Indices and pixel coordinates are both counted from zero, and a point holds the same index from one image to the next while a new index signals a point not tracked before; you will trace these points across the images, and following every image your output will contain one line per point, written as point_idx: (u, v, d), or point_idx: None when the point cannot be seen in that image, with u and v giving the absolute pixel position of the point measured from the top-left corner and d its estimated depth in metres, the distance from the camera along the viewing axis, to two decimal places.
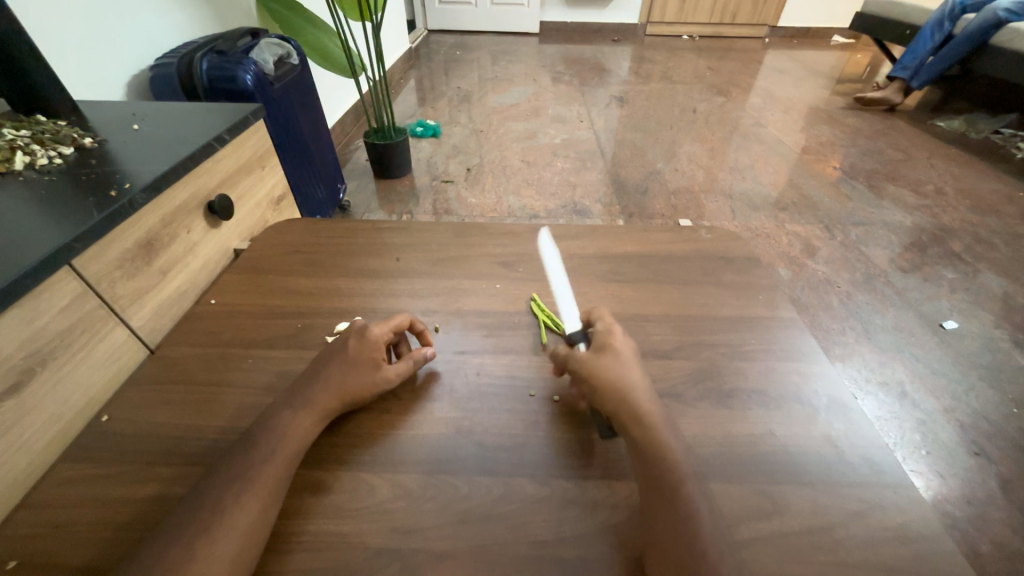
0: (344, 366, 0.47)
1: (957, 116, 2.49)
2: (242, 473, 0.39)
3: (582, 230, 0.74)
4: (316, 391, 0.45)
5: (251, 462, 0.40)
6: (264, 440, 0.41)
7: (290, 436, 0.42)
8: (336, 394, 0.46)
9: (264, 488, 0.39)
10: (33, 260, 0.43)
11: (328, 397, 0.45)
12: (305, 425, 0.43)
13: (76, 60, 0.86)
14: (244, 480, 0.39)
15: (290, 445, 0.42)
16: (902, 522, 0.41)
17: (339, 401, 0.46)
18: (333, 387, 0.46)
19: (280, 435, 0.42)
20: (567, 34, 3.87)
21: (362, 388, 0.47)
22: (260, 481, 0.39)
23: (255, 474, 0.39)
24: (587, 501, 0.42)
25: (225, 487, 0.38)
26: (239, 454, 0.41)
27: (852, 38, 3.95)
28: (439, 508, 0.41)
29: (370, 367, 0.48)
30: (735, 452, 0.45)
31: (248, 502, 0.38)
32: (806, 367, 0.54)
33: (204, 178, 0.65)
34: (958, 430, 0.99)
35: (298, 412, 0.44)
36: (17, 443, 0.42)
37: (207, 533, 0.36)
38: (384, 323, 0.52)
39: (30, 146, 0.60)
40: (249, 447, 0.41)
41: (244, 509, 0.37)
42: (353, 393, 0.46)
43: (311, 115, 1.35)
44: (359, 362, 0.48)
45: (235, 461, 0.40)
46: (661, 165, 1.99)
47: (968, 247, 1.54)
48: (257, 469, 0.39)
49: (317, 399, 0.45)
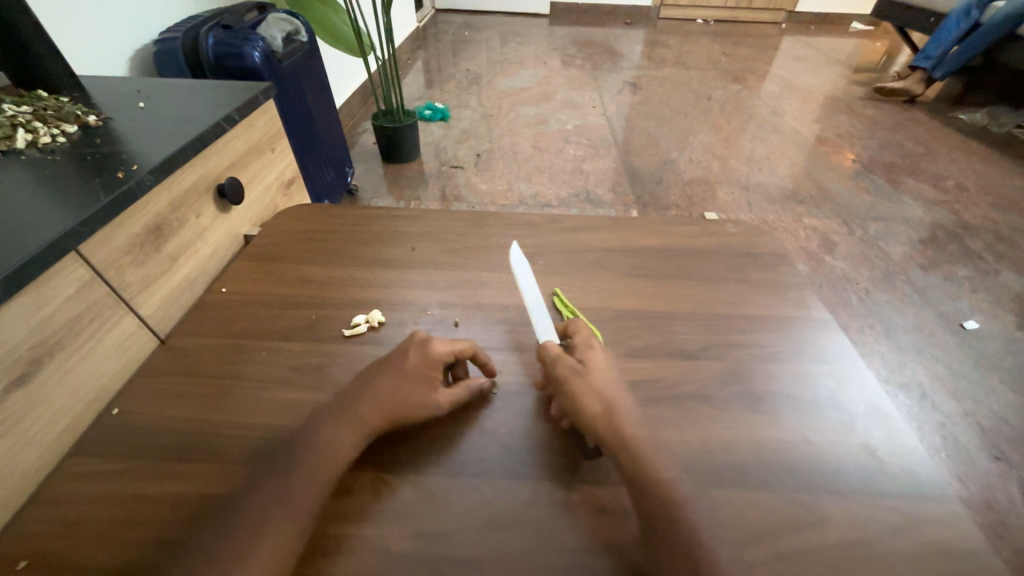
0: (400, 381, 0.45)
1: (980, 109, 2.42)
2: (275, 487, 0.37)
3: (604, 222, 0.71)
4: (362, 404, 0.43)
5: (283, 474, 0.38)
6: (302, 453, 0.39)
7: (333, 449, 0.40)
8: (384, 411, 0.43)
9: (299, 507, 0.37)
10: (38, 246, 0.40)
11: (376, 414, 0.42)
12: (345, 439, 0.41)
13: (78, 33, 0.83)
14: (278, 495, 0.37)
15: (331, 460, 0.39)
16: (946, 536, 0.39)
17: (383, 417, 0.43)
18: (384, 402, 0.43)
19: (318, 448, 0.40)
20: (578, 16, 3.76)
21: (413, 405, 0.44)
22: (295, 499, 0.37)
23: (291, 490, 0.37)
24: (618, 509, 0.40)
25: (254, 497, 0.37)
26: (276, 464, 0.39)
27: (872, 25, 3.83)
28: (463, 512, 0.39)
29: (426, 385, 0.45)
30: (769, 460, 0.43)
31: (283, 520, 0.36)
32: (839, 370, 0.52)
33: (214, 160, 0.63)
34: (979, 434, 0.98)
35: (341, 425, 0.41)
36: (26, 437, 0.41)
37: (235, 546, 0.34)
38: (447, 341, 0.49)
39: (32, 124, 0.57)
40: (289, 461, 0.39)
41: (279, 528, 0.35)
42: (402, 409, 0.43)
43: (319, 95, 1.30)
44: (413, 377, 0.45)
45: (267, 474, 0.38)
46: (675, 155, 1.94)
47: (989, 245, 1.51)
48: (294, 485, 0.37)
49: (364, 414, 0.42)
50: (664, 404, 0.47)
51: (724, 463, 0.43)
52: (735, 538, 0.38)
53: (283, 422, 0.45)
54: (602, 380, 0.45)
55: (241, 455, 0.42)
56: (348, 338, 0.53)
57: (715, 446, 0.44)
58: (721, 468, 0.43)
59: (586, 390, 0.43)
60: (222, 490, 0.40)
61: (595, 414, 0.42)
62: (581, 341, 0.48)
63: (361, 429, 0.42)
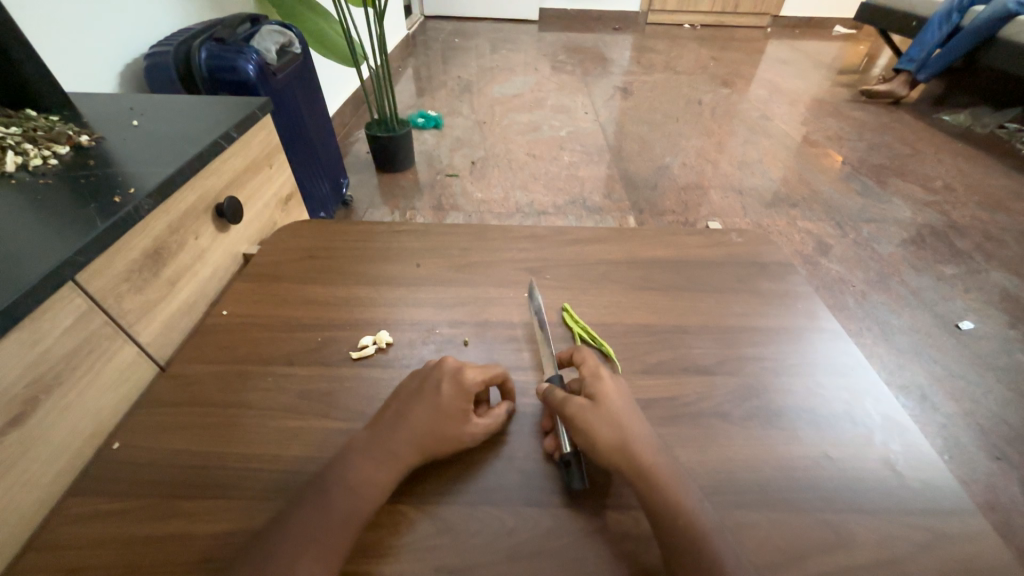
0: (434, 413, 0.43)
1: (962, 110, 2.48)
2: (303, 529, 0.36)
3: (609, 234, 0.71)
4: (398, 441, 0.41)
5: (310, 515, 0.37)
6: (330, 492, 0.38)
7: (365, 487, 0.39)
8: (419, 446, 0.42)
9: (329, 546, 0.36)
10: (34, 277, 0.39)
11: (410, 449, 0.41)
12: (379, 475, 0.40)
13: (65, 49, 0.81)
14: (307, 537, 0.36)
15: (363, 500, 0.38)
16: (974, 552, 0.39)
17: (418, 453, 0.41)
18: (417, 437, 0.42)
19: (348, 486, 0.38)
20: (567, 22, 3.79)
21: (447, 439, 0.43)
22: (326, 543, 0.36)
23: (320, 533, 0.36)
24: (641, 534, 0.39)
25: (278, 538, 0.36)
26: (300, 499, 0.38)
27: (854, 28, 3.91)
28: (485, 544, 0.38)
29: (461, 419, 0.43)
30: (792, 478, 0.43)
31: (315, 566, 0.35)
32: (855, 383, 0.52)
33: (212, 179, 0.61)
34: (980, 434, 0.99)
35: (374, 463, 0.40)
36: (23, 478, 0.39)
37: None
38: (479, 368, 0.47)
39: (22, 146, 0.55)
40: (318, 502, 0.37)
41: (309, 573, 0.34)
42: (436, 443, 0.42)
43: (313, 106, 1.29)
44: (449, 411, 0.43)
45: (293, 515, 0.37)
46: (668, 160, 1.95)
47: (979, 244, 1.53)
48: (325, 528, 0.36)
49: (400, 451, 0.41)
50: (682, 423, 0.47)
51: (747, 483, 0.43)
52: (765, 562, 0.38)
53: (295, 453, 0.43)
54: (620, 408, 0.44)
55: (252, 490, 0.41)
56: (356, 361, 0.52)
57: (737, 465, 0.44)
58: (745, 489, 0.42)
59: (600, 421, 0.42)
60: (235, 528, 0.38)
61: (610, 444, 0.41)
62: (590, 370, 0.47)
63: (376, 460, 0.40)
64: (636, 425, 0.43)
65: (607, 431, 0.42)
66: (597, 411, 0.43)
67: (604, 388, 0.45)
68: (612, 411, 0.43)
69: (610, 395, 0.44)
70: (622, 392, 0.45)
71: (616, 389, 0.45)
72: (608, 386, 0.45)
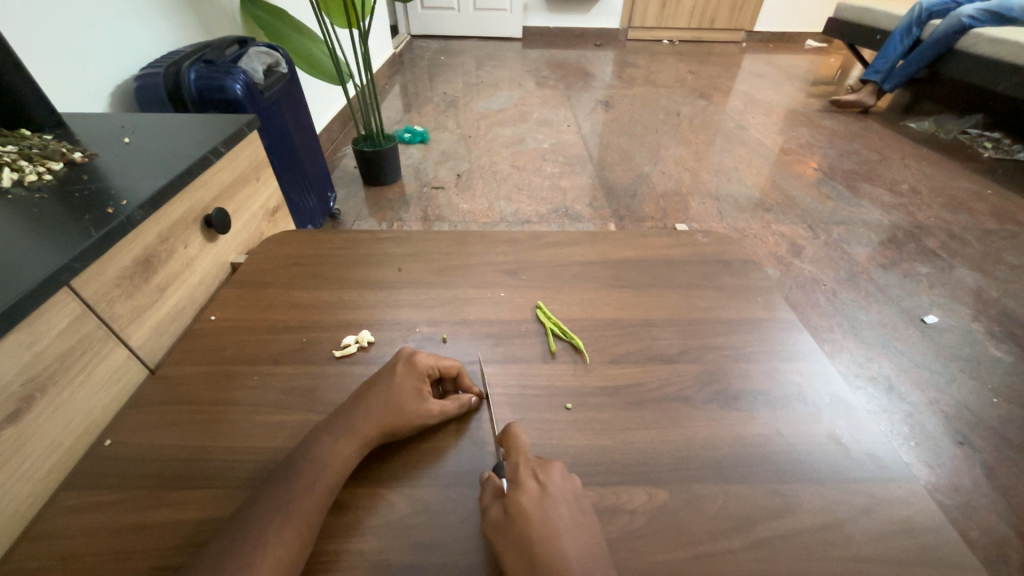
0: (391, 392, 0.46)
1: (927, 117, 2.59)
2: (276, 503, 0.39)
3: (581, 236, 0.75)
4: (358, 418, 0.44)
5: (284, 490, 0.40)
6: (302, 470, 0.41)
7: (332, 462, 0.42)
8: (378, 423, 0.44)
9: (301, 518, 0.38)
10: (31, 283, 0.41)
11: (370, 425, 0.44)
12: (339, 450, 0.43)
13: (57, 71, 0.84)
14: (280, 509, 0.38)
15: (329, 474, 0.41)
16: (907, 515, 0.43)
17: (377, 429, 0.44)
18: (377, 415, 0.45)
19: (317, 462, 0.41)
20: (550, 39, 3.91)
21: (409, 414, 0.46)
22: (298, 513, 0.38)
23: (290, 505, 0.39)
24: (606, 508, 0.42)
25: (256, 513, 0.38)
26: (276, 480, 0.41)
27: (825, 42, 4.08)
28: (459, 521, 0.41)
29: (415, 397, 0.47)
30: (747, 453, 0.47)
31: (285, 534, 0.37)
32: (807, 367, 0.55)
33: (201, 191, 0.64)
34: (944, 421, 1.04)
35: (338, 438, 0.43)
36: (19, 471, 0.41)
37: (239, 565, 0.36)
38: (432, 356, 0.51)
39: (18, 163, 0.58)
40: (290, 477, 0.40)
41: (281, 541, 0.37)
42: (396, 421, 0.45)
43: (300, 123, 1.33)
44: (403, 390, 0.47)
45: (270, 493, 0.40)
46: (647, 168, 2.02)
47: (943, 243, 1.61)
48: (298, 500, 0.39)
49: (358, 426, 0.44)
50: (647, 407, 0.50)
51: (704, 459, 0.46)
52: (719, 528, 0.41)
53: (278, 445, 0.46)
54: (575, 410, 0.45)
55: (238, 479, 0.43)
56: (339, 359, 0.55)
57: (695, 443, 0.47)
58: (702, 464, 0.45)
59: (510, 546, 0.38)
60: (221, 513, 0.41)
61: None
62: (531, 470, 0.42)
63: (356, 444, 0.43)
64: (562, 549, 0.37)
65: (514, 561, 0.37)
66: (511, 533, 0.38)
67: (523, 500, 0.39)
68: (525, 535, 0.38)
69: (531, 516, 0.38)
70: (562, 503, 0.40)
71: (538, 504, 0.39)
72: (526, 499, 0.39)
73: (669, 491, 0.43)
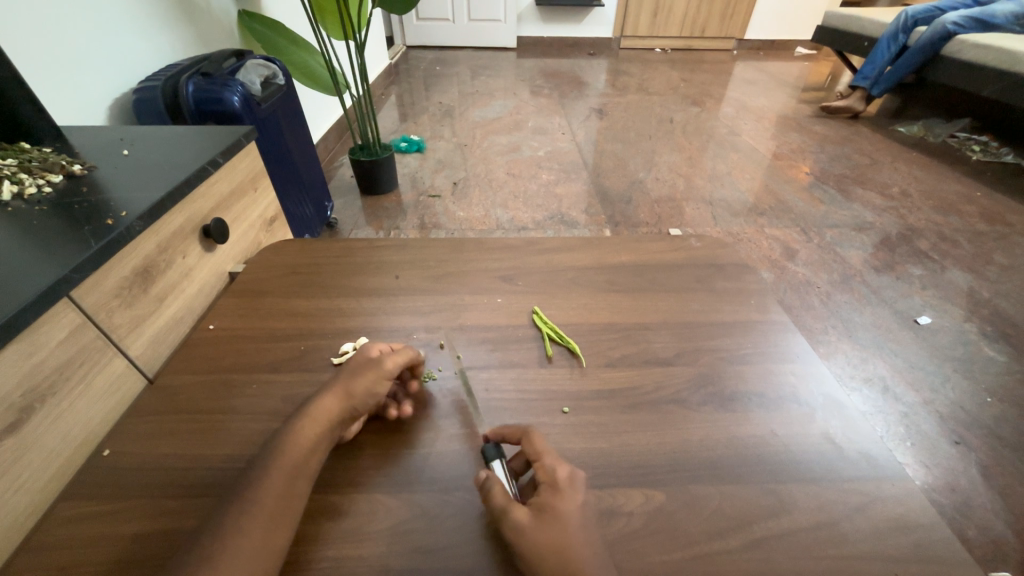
0: (349, 373, 0.48)
1: (916, 121, 2.63)
2: (247, 498, 0.40)
3: (575, 242, 0.76)
4: (319, 401, 0.45)
5: (252, 482, 0.41)
6: (266, 463, 0.41)
7: (293, 446, 0.43)
8: (337, 396, 0.46)
9: (270, 514, 0.39)
10: (29, 295, 0.42)
11: (330, 403, 0.45)
12: (307, 440, 0.43)
13: (53, 86, 0.85)
14: (250, 504, 0.39)
15: (295, 457, 0.42)
16: (900, 512, 0.43)
17: (339, 404, 0.45)
18: (338, 389, 0.46)
19: (280, 450, 0.42)
20: (544, 49, 3.96)
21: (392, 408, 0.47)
22: (262, 504, 0.39)
23: (259, 497, 0.40)
24: (604, 509, 0.42)
25: (232, 513, 0.39)
26: (257, 477, 0.41)
27: (814, 50, 4.16)
28: (459, 526, 0.41)
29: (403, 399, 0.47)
30: (743, 454, 0.47)
31: (254, 529, 0.38)
32: (801, 368, 0.56)
33: (200, 202, 0.65)
34: (940, 421, 1.05)
35: (303, 425, 0.44)
36: (19, 480, 0.41)
37: (211, 565, 0.36)
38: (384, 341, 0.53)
39: (17, 176, 0.59)
40: (265, 473, 0.41)
41: (253, 536, 0.38)
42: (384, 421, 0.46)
43: (298, 135, 1.34)
44: (361, 368, 0.48)
45: (244, 490, 0.40)
46: (642, 175, 2.04)
47: (934, 245, 1.63)
48: (278, 501, 0.40)
49: (319, 407, 0.45)
50: (642, 409, 0.51)
51: (700, 460, 0.46)
52: (715, 528, 0.41)
53: None
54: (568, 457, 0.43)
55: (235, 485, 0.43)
56: (337, 365, 0.55)
57: (691, 444, 0.48)
58: (698, 466, 0.46)
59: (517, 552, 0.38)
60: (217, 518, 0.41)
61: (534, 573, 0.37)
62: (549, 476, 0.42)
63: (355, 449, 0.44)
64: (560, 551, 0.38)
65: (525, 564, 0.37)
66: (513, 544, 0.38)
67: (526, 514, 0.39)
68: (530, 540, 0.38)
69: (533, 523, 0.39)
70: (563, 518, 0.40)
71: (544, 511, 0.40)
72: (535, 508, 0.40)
73: (667, 493, 0.44)
